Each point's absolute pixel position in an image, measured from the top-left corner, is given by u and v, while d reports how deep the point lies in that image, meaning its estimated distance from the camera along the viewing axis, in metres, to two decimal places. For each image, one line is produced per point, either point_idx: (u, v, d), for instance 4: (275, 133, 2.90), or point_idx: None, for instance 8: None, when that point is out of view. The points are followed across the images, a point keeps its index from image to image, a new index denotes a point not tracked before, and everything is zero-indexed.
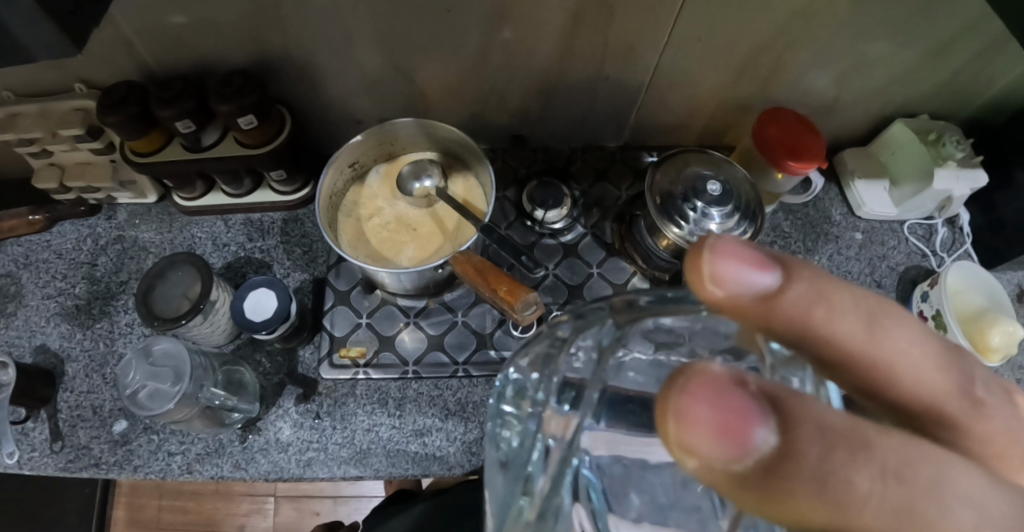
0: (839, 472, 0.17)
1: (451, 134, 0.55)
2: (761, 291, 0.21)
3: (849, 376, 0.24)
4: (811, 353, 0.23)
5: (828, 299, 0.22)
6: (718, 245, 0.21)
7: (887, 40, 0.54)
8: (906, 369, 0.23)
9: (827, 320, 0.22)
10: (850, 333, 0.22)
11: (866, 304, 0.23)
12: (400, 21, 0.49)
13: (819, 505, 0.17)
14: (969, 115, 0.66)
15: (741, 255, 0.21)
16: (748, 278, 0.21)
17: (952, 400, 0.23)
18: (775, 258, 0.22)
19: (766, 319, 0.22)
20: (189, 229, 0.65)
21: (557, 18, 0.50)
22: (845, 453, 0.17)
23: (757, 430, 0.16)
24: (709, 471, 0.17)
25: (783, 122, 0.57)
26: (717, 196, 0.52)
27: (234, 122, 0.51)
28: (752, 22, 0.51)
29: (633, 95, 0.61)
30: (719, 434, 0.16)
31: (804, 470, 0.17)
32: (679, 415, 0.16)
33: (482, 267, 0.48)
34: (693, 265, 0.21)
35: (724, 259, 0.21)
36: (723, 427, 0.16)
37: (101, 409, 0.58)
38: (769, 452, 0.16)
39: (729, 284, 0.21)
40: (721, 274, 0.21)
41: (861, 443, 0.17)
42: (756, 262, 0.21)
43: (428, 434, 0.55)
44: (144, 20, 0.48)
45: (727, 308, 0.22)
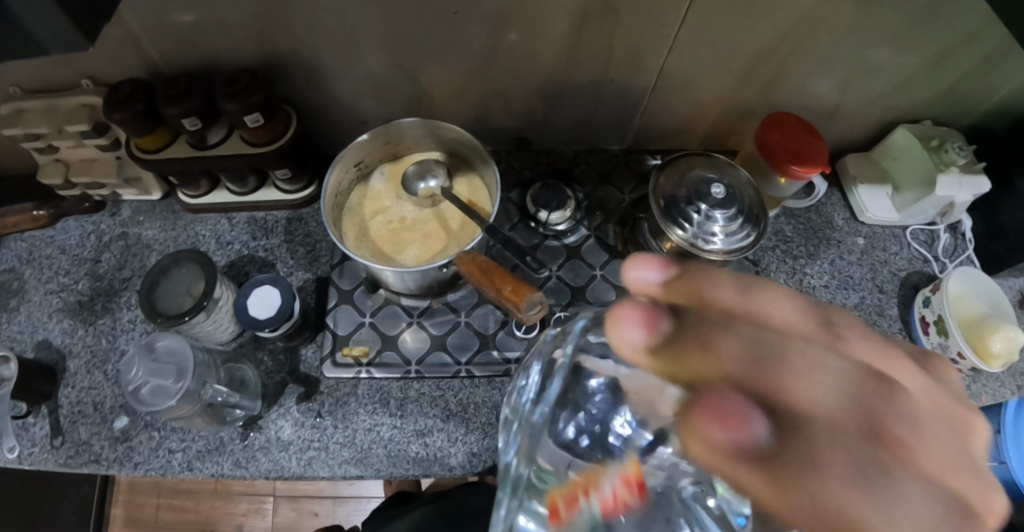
0: (708, 342, 0.24)
1: (456, 135, 0.55)
2: (670, 279, 0.27)
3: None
4: None
5: (710, 277, 0.27)
6: (635, 257, 0.28)
7: (891, 47, 0.54)
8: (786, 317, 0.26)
9: (715, 288, 0.26)
10: (736, 294, 0.26)
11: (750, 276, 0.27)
12: (407, 22, 0.49)
13: (704, 362, 0.23)
14: (971, 122, 0.66)
15: (651, 261, 0.28)
16: (657, 273, 0.27)
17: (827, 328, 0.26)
18: (678, 261, 0.28)
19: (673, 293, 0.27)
20: (193, 227, 0.65)
21: (561, 21, 0.50)
22: (711, 329, 0.24)
23: (660, 320, 0.25)
24: (637, 355, 0.25)
25: (786, 127, 0.57)
26: (720, 199, 0.52)
27: (240, 120, 0.52)
28: (756, 27, 0.51)
29: (636, 99, 0.61)
30: (638, 326, 0.25)
31: (684, 337, 0.24)
32: (615, 316, 0.26)
33: (486, 266, 0.49)
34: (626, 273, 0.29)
35: (638, 262, 0.28)
36: (641, 319, 0.25)
37: (103, 406, 0.58)
38: (665, 333, 0.25)
39: (641, 283, 0.27)
40: (639, 271, 0.27)
41: (722, 324, 0.24)
42: (662, 263, 0.28)
43: (428, 434, 0.55)
44: (152, 18, 0.48)
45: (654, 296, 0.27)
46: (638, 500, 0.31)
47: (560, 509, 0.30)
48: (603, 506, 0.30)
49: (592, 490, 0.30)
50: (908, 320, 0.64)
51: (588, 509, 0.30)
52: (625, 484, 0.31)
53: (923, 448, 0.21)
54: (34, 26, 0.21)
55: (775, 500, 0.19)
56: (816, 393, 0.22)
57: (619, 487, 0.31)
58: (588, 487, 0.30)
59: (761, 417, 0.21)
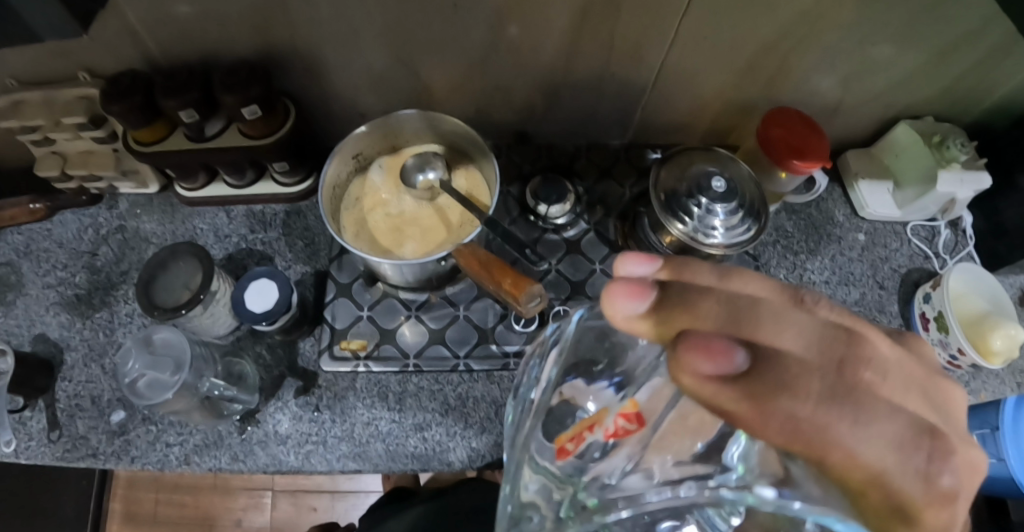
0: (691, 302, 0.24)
1: (455, 127, 0.55)
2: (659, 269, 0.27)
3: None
4: None
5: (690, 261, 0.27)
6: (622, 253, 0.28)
7: (893, 42, 0.54)
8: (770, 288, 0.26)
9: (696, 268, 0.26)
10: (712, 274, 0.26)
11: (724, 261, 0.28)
12: (406, 15, 0.49)
13: (687, 319, 0.23)
14: (973, 118, 0.66)
15: (634, 254, 0.27)
16: (644, 267, 0.27)
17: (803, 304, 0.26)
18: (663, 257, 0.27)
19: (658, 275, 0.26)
20: (191, 220, 0.65)
21: (562, 16, 0.50)
22: (693, 291, 0.24)
23: (650, 290, 0.24)
24: (634, 326, 0.24)
25: (787, 122, 0.57)
26: (721, 193, 0.52)
27: (238, 113, 0.51)
28: (758, 21, 0.51)
29: (637, 94, 0.61)
30: (629, 295, 0.24)
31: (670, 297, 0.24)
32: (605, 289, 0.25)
33: (486, 259, 0.48)
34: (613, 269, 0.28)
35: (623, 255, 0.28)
36: (630, 289, 0.24)
37: (100, 399, 0.58)
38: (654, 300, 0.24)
39: (630, 272, 0.26)
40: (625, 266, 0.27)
41: (704, 289, 0.24)
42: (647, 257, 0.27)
43: (427, 428, 0.54)
44: (149, 9, 0.47)
45: None
46: (637, 430, 0.27)
47: (566, 447, 0.28)
48: (607, 435, 0.28)
49: (597, 426, 0.29)
50: (908, 317, 0.64)
51: (593, 439, 0.28)
52: (626, 417, 0.28)
53: (893, 389, 0.22)
54: (27, 10, 0.21)
55: (752, 416, 0.20)
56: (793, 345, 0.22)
57: (620, 420, 0.28)
58: (593, 424, 0.29)
59: (741, 350, 0.21)
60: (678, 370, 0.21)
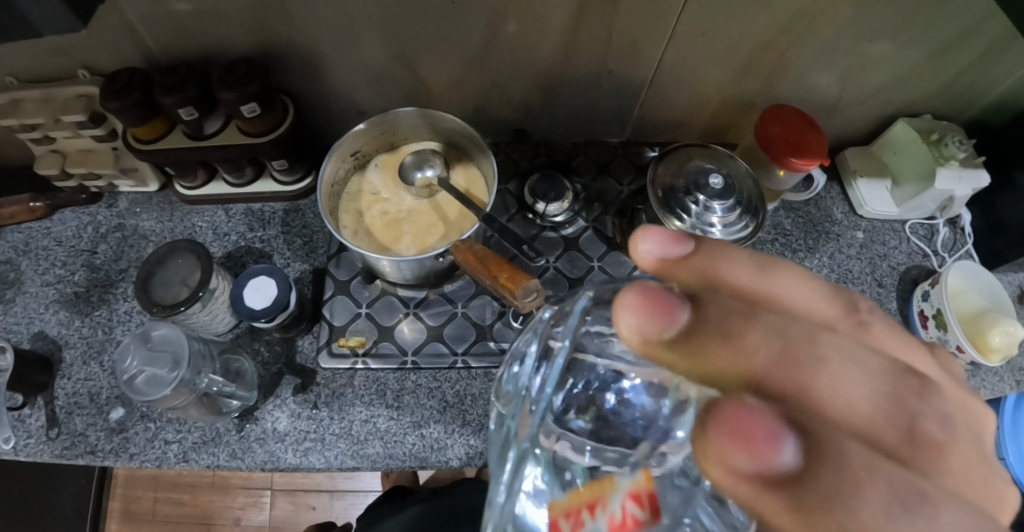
0: (734, 330, 0.21)
1: (453, 125, 0.55)
2: (680, 256, 0.25)
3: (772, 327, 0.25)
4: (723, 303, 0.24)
5: (727, 256, 0.24)
6: (645, 227, 0.25)
7: (890, 39, 0.54)
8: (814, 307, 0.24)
9: (739, 273, 0.24)
10: (746, 278, 0.24)
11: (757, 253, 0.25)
12: (403, 12, 0.49)
13: (728, 356, 0.20)
14: (972, 115, 0.66)
15: (662, 237, 0.25)
16: (668, 250, 0.25)
17: (841, 320, 0.24)
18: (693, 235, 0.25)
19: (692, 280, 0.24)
20: (190, 218, 0.65)
21: (560, 12, 0.50)
22: (738, 316, 0.21)
23: (678, 310, 0.21)
24: (649, 347, 0.22)
25: (785, 119, 0.57)
26: (718, 190, 0.52)
27: (237, 110, 0.51)
28: (756, 18, 0.51)
29: (635, 91, 0.61)
30: (649, 316, 0.21)
31: (709, 327, 0.21)
32: (623, 302, 0.22)
33: (483, 255, 0.48)
34: (631, 249, 0.25)
35: (648, 236, 0.25)
36: (652, 308, 0.21)
37: (99, 396, 0.58)
38: (685, 323, 0.21)
39: (659, 256, 0.25)
40: (650, 250, 0.25)
41: (749, 311, 0.21)
42: (673, 237, 0.25)
43: (425, 426, 0.55)
44: (149, 6, 0.48)
45: (660, 273, 0.25)
46: (645, 518, 0.26)
47: (562, 525, 0.28)
48: (611, 525, 0.26)
49: (598, 507, 0.27)
50: (907, 315, 0.64)
51: (593, 527, 0.26)
52: (636, 500, 0.26)
53: (956, 453, 0.20)
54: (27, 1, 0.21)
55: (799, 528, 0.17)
56: (854, 397, 0.20)
57: (629, 505, 0.26)
58: (594, 503, 0.27)
59: (789, 442, 0.18)
60: (705, 460, 0.18)
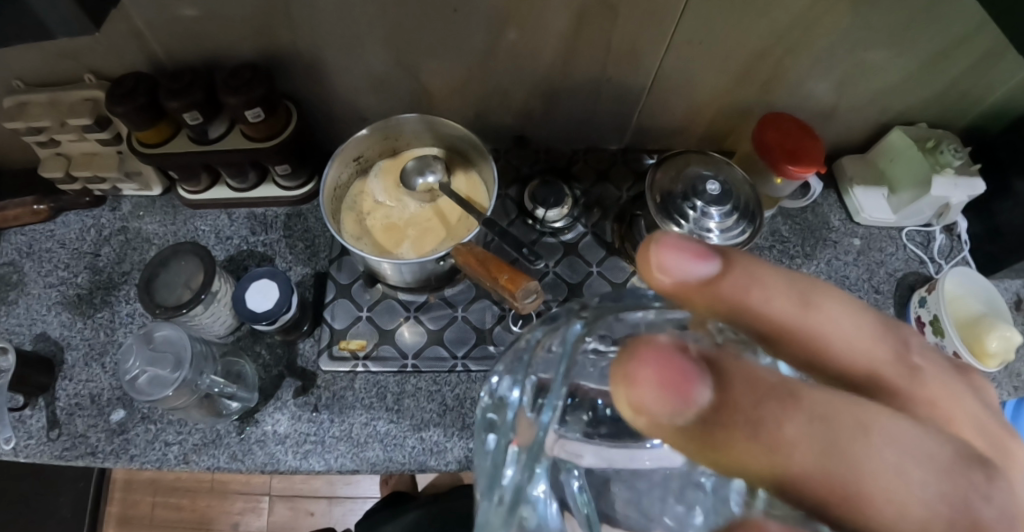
0: (770, 421, 0.17)
1: (456, 131, 0.55)
2: (703, 278, 0.22)
3: (798, 359, 0.24)
4: (749, 333, 0.23)
5: (763, 281, 0.22)
6: (664, 238, 0.21)
7: (886, 48, 0.55)
8: (850, 348, 0.23)
9: (774, 305, 0.22)
10: (786, 312, 0.22)
11: (798, 281, 0.23)
12: (407, 19, 0.50)
13: (759, 451, 0.17)
14: (967, 122, 0.67)
15: (686, 250, 0.21)
16: (689, 269, 0.21)
17: (890, 368, 0.24)
18: (719, 250, 0.22)
19: (712, 306, 0.22)
20: (192, 222, 0.65)
21: (560, 19, 0.51)
22: (775, 403, 0.18)
23: (698, 390, 0.17)
24: (659, 429, 0.17)
25: (782, 126, 0.57)
26: (716, 195, 0.53)
27: (241, 115, 0.52)
28: (753, 27, 0.51)
29: (634, 98, 0.62)
30: (662, 398, 0.16)
31: (739, 417, 0.17)
32: (628, 377, 0.17)
33: (484, 257, 0.49)
34: (641, 257, 0.22)
35: (672, 250, 0.21)
36: (669, 388, 0.16)
37: (100, 398, 0.58)
38: (707, 405, 0.17)
39: (676, 275, 0.21)
40: (667, 264, 0.21)
41: (789, 394, 0.18)
42: (696, 252, 0.21)
43: (425, 429, 0.55)
44: (155, 12, 0.48)
45: (675, 294, 0.22)
46: None
47: None
48: None
49: None
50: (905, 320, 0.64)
51: None
52: None
53: None
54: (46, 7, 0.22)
55: None
56: (909, 490, 0.19)
57: None
58: None
59: None
60: None
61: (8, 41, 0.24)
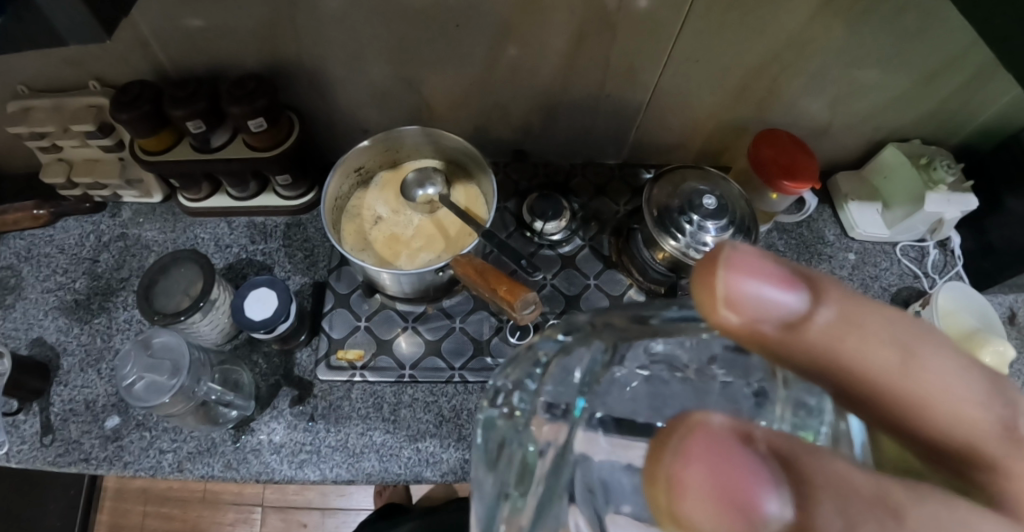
0: None
1: (456, 143, 0.56)
2: (783, 314, 0.18)
3: (878, 414, 0.20)
4: (828, 381, 0.20)
5: (854, 324, 0.19)
6: (733, 259, 0.18)
7: (880, 68, 0.56)
8: (956, 413, 0.19)
9: (859, 349, 0.19)
10: (877, 361, 0.19)
11: (899, 330, 0.19)
12: (410, 34, 0.51)
13: None
14: (959, 141, 0.68)
15: (762, 271, 0.18)
16: (769, 303, 0.18)
17: (1001, 445, 0.19)
18: (806, 282, 0.18)
19: (781, 347, 0.19)
20: (192, 229, 0.65)
21: (560, 36, 0.52)
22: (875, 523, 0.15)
23: (767, 503, 0.15)
24: None
25: (777, 142, 0.58)
26: (712, 210, 0.53)
27: (244, 124, 0.53)
28: (750, 45, 0.52)
29: (632, 113, 0.62)
30: (713, 504, 0.15)
31: None
32: (674, 480, 0.15)
33: (483, 268, 0.49)
34: (704, 281, 0.18)
35: (744, 270, 0.18)
36: (722, 493, 0.15)
37: (95, 404, 0.58)
38: (779, 522, 0.15)
39: (745, 307, 0.18)
40: (735, 295, 0.18)
41: (889, 508, 0.16)
42: (778, 281, 0.18)
43: (421, 439, 0.55)
44: (163, 22, 0.49)
45: (742, 333, 0.19)
46: None
47: None
48: None
49: None
50: None
51: None
52: None
53: None
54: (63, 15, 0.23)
55: None
56: None
57: None
58: None
59: None
60: None
61: (22, 48, 0.24)
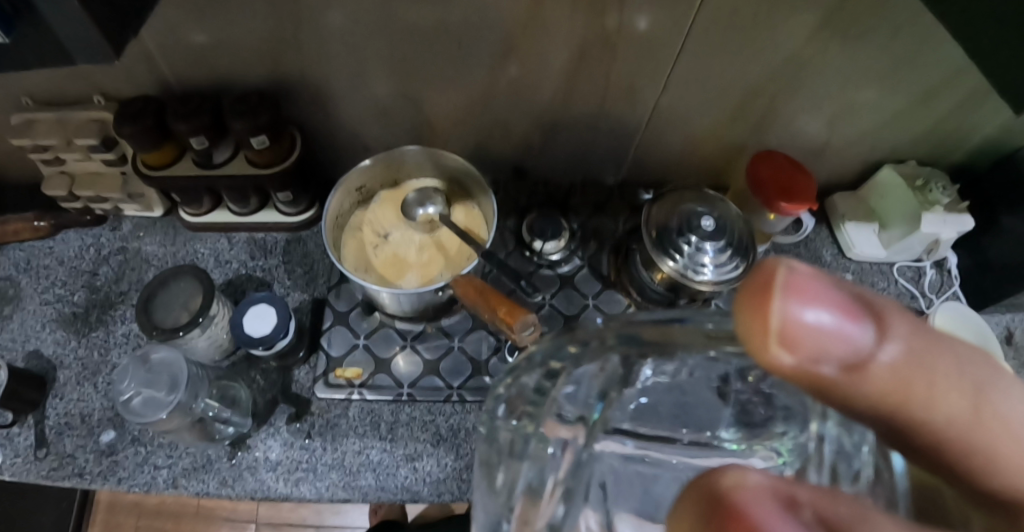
0: None
1: (456, 163, 0.57)
2: (841, 353, 0.16)
3: (912, 443, 0.20)
4: (862, 413, 0.19)
5: (912, 359, 0.17)
6: (795, 287, 0.15)
7: (876, 89, 0.57)
8: (1003, 446, 0.19)
9: (914, 384, 0.17)
10: (930, 398, 0.18)
11: (956, 364, 0.18)
12: (412, 52, 0.51)
13: None
14: (955, 161, 0.69)
15: (824, 298, 0.15)
16: (825, 342, 0.16)
17: None
18: (867, 312, 0.16)
19: (829, 385, 0.17)
20: (192, 244, 0.66)
21: (560, 56, 0.52)
22: None
23: None
24: None
25: (775, 163, 0.59)
26: (710, 231, 0.54)
27: (247, 140, 0.53)
28: (748, 66, 0.53)
29: (632, 133, 0.63)
30: None
31: None
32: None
33: (483, 288, 0.49)
34: (755, 317, 0.16)
35: (804, 298, 0.15)
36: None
37: (90, 418, 0.58)
38: None
39: (802, 349, 0.16)
40: (793, 336, 0.15)
41: None
42: (841, 315, 0.16)
43: (418, 459, 0.55)
44: (168, 39, 0.50)
45: (788, 372, 0.17)
46: None
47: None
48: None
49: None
50: None
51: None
52: None
53: None
54: (76, 37, 0.23)
55: None
56: None
57: None
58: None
59: None
60: None
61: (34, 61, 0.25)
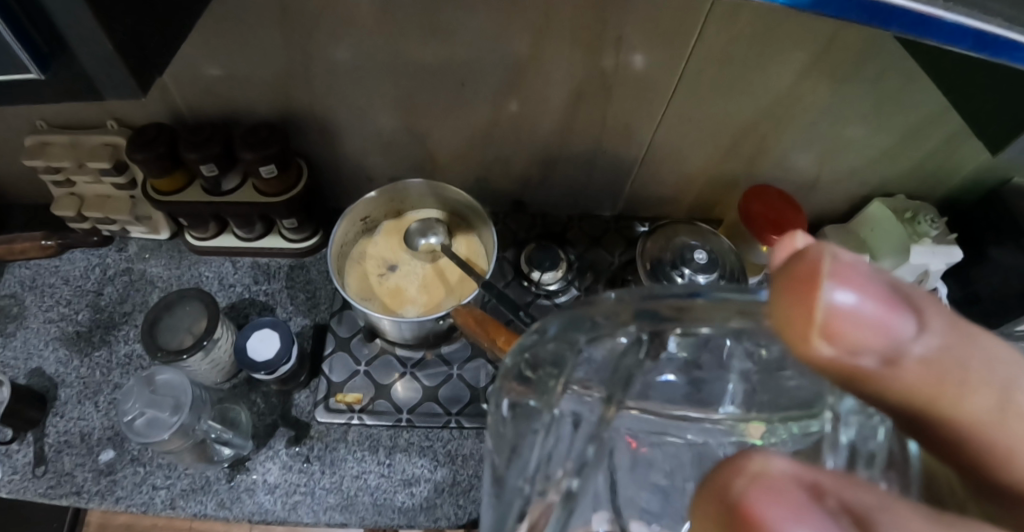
0: None
1: (458, 196, 0.59)
2: (878, 344, 0.16)
3: (941, 446, 0.19)
4: (895, 410, 0.18)
5: (951, 354, 0.16)
6: (841, 275, 0.14)
7: (863, 126, 0.59)
8: None
9: (952, 381, 0.17)
10: (968, 397, 0.17)
11: (1002, 366, 0.17)
12: (417, 88, 0.54)
13: None
14: (943, 194, 0.71)
15: (867, 289, 0.15)
16: (866, 332, 0.15)
17: None
18: (909, 305, 0.16)
19: (864, 376, 0.17)
20: (198, 267, 0.67)
21: (559, 94, 0.54)
22: None
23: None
24: None
25: (767, 199, 0.60)
26: (702, 264, 0.55)
27: (256, 169, 0.55)
28: (739, 105, 0.56)
29: (627, 168, 0.65)
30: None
31: None
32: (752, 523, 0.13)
33: (482, 318, 0.51)
34: (797, 302, 0.15)
35: (850, 286, 0.14)
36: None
37: (90, 437, 0.59)
38: None
39: (841, 338, 0.15)
40: (835, 325, 0.15)
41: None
42: (883, 306, 0.15)
43: (416, 484, 0.55)
44: (183, 72, 0.52)
45: (823, 362, 0.16)
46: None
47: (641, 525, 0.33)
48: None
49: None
50: None
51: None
52: None
53: None
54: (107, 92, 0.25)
55: None
56: None
57: None
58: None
59: None
60: None
61: None
